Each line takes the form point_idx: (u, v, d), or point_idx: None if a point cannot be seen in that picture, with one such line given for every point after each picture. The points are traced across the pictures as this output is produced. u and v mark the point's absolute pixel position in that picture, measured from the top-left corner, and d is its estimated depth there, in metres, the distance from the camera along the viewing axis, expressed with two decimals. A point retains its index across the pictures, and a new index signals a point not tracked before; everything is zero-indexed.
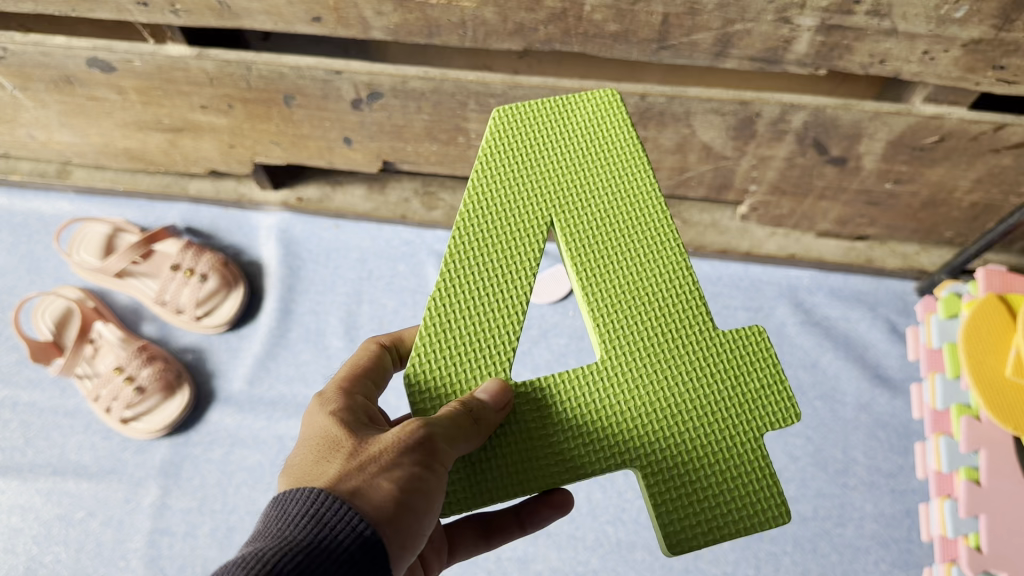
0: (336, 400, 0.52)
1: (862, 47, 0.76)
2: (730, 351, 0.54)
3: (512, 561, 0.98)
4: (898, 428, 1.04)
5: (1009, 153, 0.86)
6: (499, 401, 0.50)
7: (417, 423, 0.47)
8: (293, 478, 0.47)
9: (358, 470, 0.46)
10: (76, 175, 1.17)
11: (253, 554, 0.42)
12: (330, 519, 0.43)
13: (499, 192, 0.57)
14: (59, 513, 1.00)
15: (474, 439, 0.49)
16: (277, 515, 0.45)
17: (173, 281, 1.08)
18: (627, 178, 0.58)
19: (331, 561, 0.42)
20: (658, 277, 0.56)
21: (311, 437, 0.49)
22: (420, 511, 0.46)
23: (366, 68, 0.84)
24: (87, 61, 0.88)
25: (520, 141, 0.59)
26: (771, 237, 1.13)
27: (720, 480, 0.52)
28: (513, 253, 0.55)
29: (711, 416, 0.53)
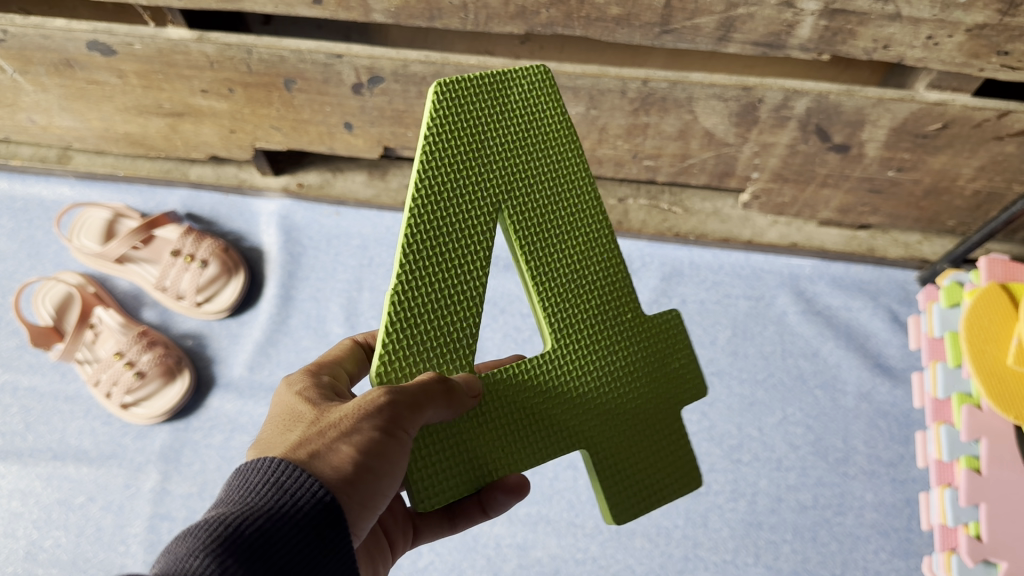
0: (304, 379, 0.54)
1: (866, 32, 0.75)
2: (656, 338, 0.59)
3: (512, 548, 0.98)
4: (898, 418, 1.04)
5: (1012, 141, 0.85)
6: (472, 387, 0.51)
7: (379, 390, 0.47)
8: (258, 448, 0.48)
9: (319, 435, 0.47)
10: (77, 160, 1.17)
11: (215, 519, 0.41)
12: (290, 485, 0.43)
13: (446, 175, 0.53)
14: (60, 498, 1.00)
15: (439, 408, 0.48)
16: (238, 483, 0.44)
17: (173, 266, 1.08)
18: (563, 166, 0.57)
19: (292, 526, 0.42)
20: (595, 269, 0.58)
21: (277, 414, 0.51)
22: (381, 473, 0.46)
23: (367, 52, 0.84)
24: (87, 44, 0.88)
25: (462, 119, 0.54)
26: (773, 225, 1.13)
27: (651, 456, 0.57)
28: (468, 241, 0.53)
29: (643, 397, 0.57)
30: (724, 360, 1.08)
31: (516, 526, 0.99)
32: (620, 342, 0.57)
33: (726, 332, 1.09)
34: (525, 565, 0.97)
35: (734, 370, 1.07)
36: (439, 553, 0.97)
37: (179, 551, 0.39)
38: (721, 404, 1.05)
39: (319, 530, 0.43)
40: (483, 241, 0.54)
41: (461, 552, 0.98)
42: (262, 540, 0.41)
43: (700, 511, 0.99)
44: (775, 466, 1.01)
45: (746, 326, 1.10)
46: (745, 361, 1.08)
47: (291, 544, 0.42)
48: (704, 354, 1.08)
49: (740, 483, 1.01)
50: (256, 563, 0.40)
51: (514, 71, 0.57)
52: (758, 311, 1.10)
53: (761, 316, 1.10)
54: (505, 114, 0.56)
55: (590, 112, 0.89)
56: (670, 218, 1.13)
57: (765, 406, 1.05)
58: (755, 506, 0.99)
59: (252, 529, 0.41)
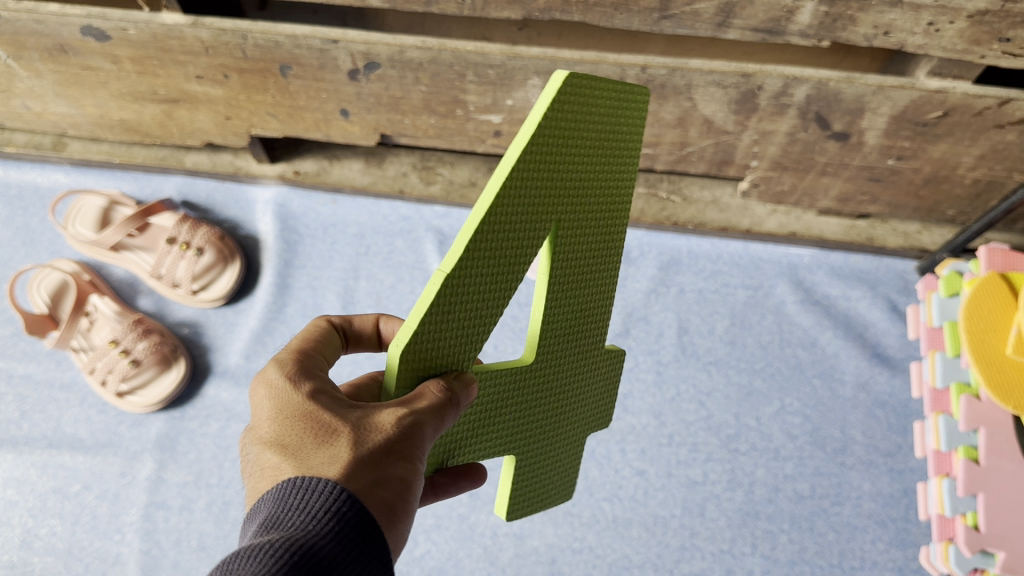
0: (297, 376, 0.49)
1: (866, 18, 0.75)
2: (598, 370, 0.62)
3: (509, 537, 0.98)
4: (896, 407, 1.03)
5: (1013, 129, 0.85)
6: (467, 385, 0.50)
7: (407, 409, 0.46)
8: (288, 458, 0.44)
9: (370, 456, 0.44)
10: (71, 147, 1.17)
11: (278, 543, 0.39)
12: (348, 511, 0.41)
13: (533, 182, 0.48)
14: (55, 486, 0.99)
15: (449, 423, 0.49)
16: (291, 506, 0.41)
17: (169, 254, 1.07)
18: (617, 200, 0.55)
19: (351, 557, 0.40)
20: (593, 298, 0.58)
21: (289, 419, 0.46)
22: (416, 494, 0.46)
23: (363, 37, 0.83)
24: (81, 29, 0.87)
25: (569, 124, 0.48)
26: (772, 214, 1.12)
27: (551, 470, 0.62)
28: (518, 251, 0.49)
29: (568, 418, 0.61)
30: (721, 349, 1.07)
31: (513, 515, 0.99)
32: (579, 364, 0.60)
33: (724, 321, 1.09)
34: (522, 555, 0.97)
35: (731, 360, 1.07)
36: (435, 542, 0.97)
37: None
38: (718, 393, 1.05)
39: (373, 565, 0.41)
40: (535, 241, 0.50)
41: (458, 541, 0.97)
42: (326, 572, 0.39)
43: (697, 501, 0.99)
44: (772, 456, 1.01)
45: (744, 315, 1.09)
46: (743, 350, 1.07)
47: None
48: (702, 343, 1.08)
49: (737, 472, 1.01)
50: None
51: (624, 89, 0.52)
52: (756, 301, 1.10)
53: (759, 306, 1.10)
54: (605, 124, 0.51)
55: None
56: (669, 207, 1.13)
57: (763, 396, 1.05)
58: (752, 495, 0.99)
59: (317, 559, 0.39)
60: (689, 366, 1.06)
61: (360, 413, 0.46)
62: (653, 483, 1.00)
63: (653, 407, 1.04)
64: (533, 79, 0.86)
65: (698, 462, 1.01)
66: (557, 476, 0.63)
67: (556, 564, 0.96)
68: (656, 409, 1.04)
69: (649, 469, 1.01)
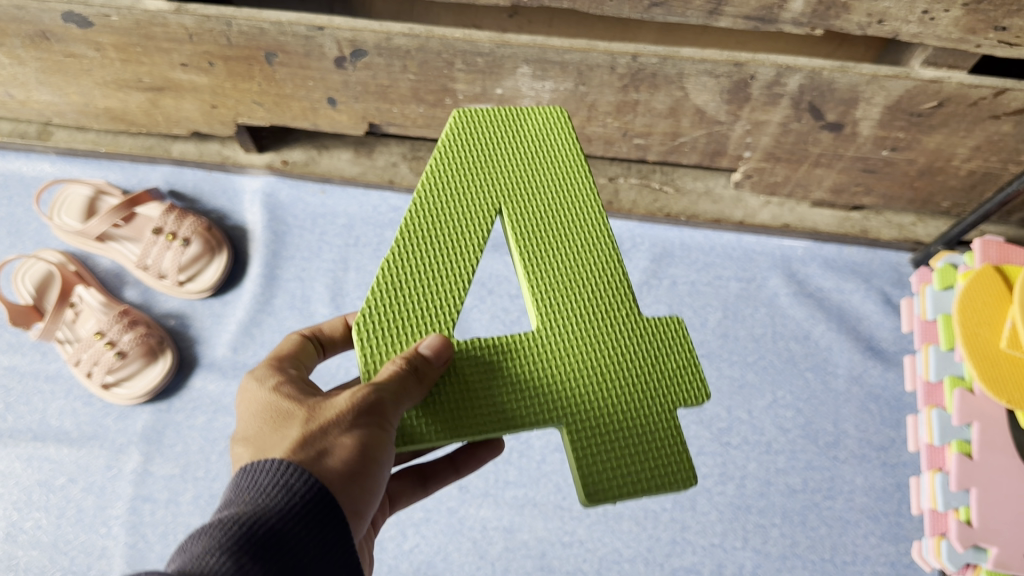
0: (272, 375, 0.54)
1: (860, 6, 0.74)
2: (651, 336, 0.56)
3: (499, 531, 0.97)
4: (890, 401, 1.03)
5: (1009, 120, 0.84)
6: (441, 354, 0.51)
7: (364, 386, 0.48)
8: (251, 447, 0.48)
9: (318, 433, 0.47)
10: (57, 136, 1.15)
11: (228, 517, 0.42)
12: (298, 486, 0.44)
13: (452, 182, 0.58)
14: (40, 479, 0.98)
15: (419, 392, 0.50)
16: (246, 484, 0.45)
17: (155, 245, 1.05)
18: (571, 182, 0.60)
19: (300, 525, 0.44)
20: (591, 265, 0.57)
21: (257, 412, 0.50)
22: (380, 462, 0.48)
23: (349, 24, 0.82)
24: (63, 16, 0.85)
25: (478, 140, 0.60)
26: (765, 206, 1.11)
27: (631, 449, 0.53)
28: (463, 232, 0.56)
29: (630, 389, 0.55)
30: (714, 342, 1.06)
31: (502, 508, 0.98)
32: (614, 329, 0.56)
33: (717, 314, 1.08)
34: (511, 548, 0.96)
35: (724, 353, 1.06)
36: (424, 536, 0.96)
37: (195, 549, 0.40)
38: (711, 386, 1.04)
39: (325, 533, 0.45)
40: (475, 222, 0.57)
41: (447, 534, 0.97)
42: (275, 540, 0.42)
43: (688, 494, 0.98)
44: (764, 450, 1.00)
45: (737, 308, 1.08)
46: (736, 343, 1.06)
47: (301, 546, 0.43)
48: (694, 336, 1.06)
49: (729, 466, 1.00)
50: (269, 562, 0.41)
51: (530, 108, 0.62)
52: (749, 293, 1.09)
53: (752, 298, 1.09)
54: (520, 133, 0.61)
55: (578, 88, 0.87)
56: (662, 198, 1.11)
57: (755, 388, 1.04)
58: (744, 489, 0.98)
59: (265, 528, 0.42)
60: None
61: (322, 401, 0.50)
62: None
63: None
64: (522, 67, 0.85)
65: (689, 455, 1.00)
66: (652, 455, 0.53)
67: (546, 558, 0.95)
68: None
69: None
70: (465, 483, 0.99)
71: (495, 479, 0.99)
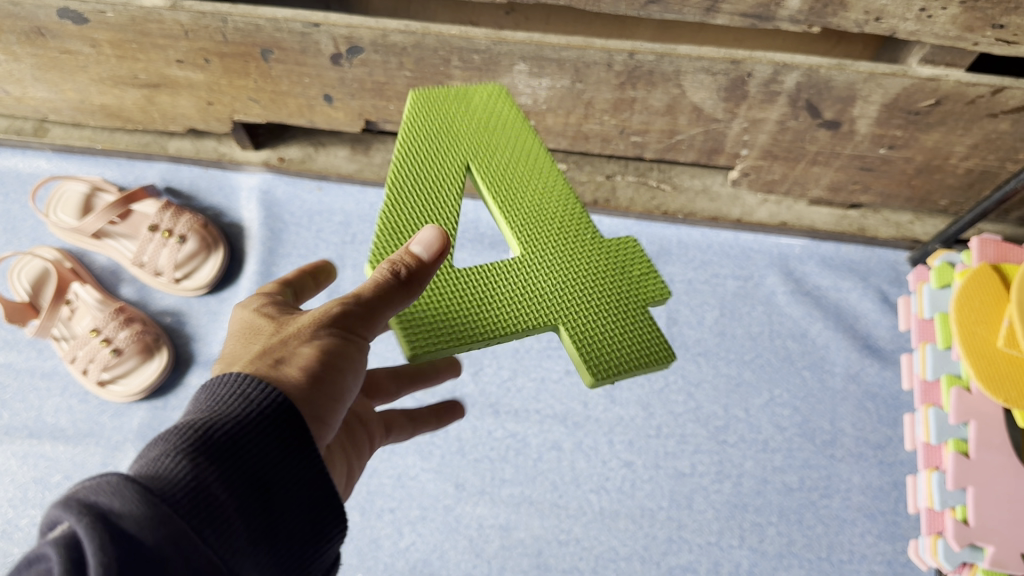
0: (257, 300, 0.56)
1: (857, 4, 0.73)
2: (610, 250, 0.61)
3: (495, 529, 0.97)
4: (887, 399, 1.02)
5: (1006, 118, 0.83)
6: (431, 253, 0.51)
7: (335, 301, 0.51)
8: (222, 363, 0.50)
9: (281, 343, 0.49)
10: (53, 133, 1.14)
11: (186, 424, 0.42)
12: (256, 395, 0.44)
13: (418, 150, 0.62)
14: (36, 476, 0.98)
15: (401, 301, 0.51)
16: (208, 397, 0.45)
17: (151, 242, 1.05)
18: (515, 136, 0.65)
19: (259, 431, 0.43)
20: (549, 203, 0.62)
21: (237, 331, 0.53)
22: (349, 368, 0.49)
23: (345, 21, 0.81)
24: (58, 12, 0.85)
25: (434, 112, 0.64)
26: (763, 204, 1.11)
27: (614, 338, 0.57)
28: (439, 190, 0.60)
29: (605, 293, 0.59)
30: (711, 340, 1.06)
31: (499, 506, 0.98)
32: (578, 247, 0.61)
33: (714, 312, 1.08)
34: (507, 546, 0.96)
35: (721, 351, 1.05)
36: (421, 534, 0.96)
37: (151, 453, 0.40)
38: (708, 384, 1.04)
39: (286, 437, 0.44)
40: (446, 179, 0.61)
41: (443, 532, 0.96)
42: (232, 445, 0.41)
43: (685, 493, 0.98)
44: (761, 448, 1.00)
45: (734, 306, 1.08)
46: (733, 342, 1.06)
47: (261, 450, 0.42)
48: (691, 334, 1.06)
49: (726, 464, 1.00)
50: (226, 464, 0.41)
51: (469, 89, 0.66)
52: (746, 291, 1.09)
53: (749, 296, 1.08)
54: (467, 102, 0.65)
55: (575, 85, 0.87)
56: (659, 195, 1.11)
57: (752, 387, 1.04)
58: (740, 488, 0.98)
59: (220, 434, 0.42)
60: (677, 357, 1.05)
61: (292, 318, 0.52)
62: (641, 475, 0.99)
63: (642, 398, 1.03)
64: (519, 64, 0.85)
65: (686, 453, 1.00)
66: (634, 339, 0.58)
67: (542, 556, 0.95)
68: (645, 400, 1.03)
69: (636, 461, 1.00)
70: (462, 481, 0.99)
71: (492, 477, 0.99)
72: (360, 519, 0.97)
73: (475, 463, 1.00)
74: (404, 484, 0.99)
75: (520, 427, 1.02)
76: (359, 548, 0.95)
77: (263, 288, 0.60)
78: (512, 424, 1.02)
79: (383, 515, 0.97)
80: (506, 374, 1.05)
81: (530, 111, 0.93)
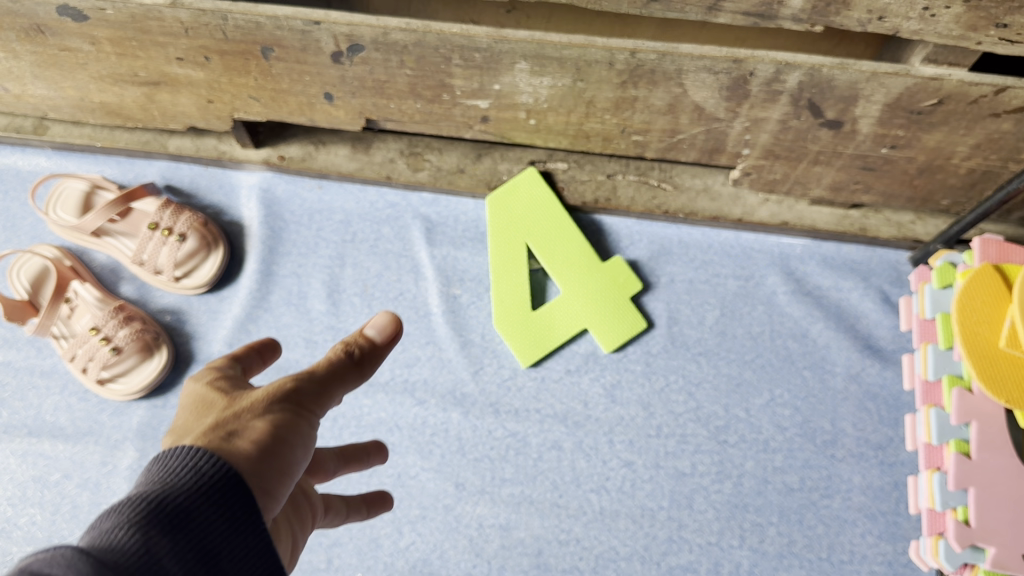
0: (209, 369, 0.56)
1: (860, 3, 0.73)
2: None
3: (495, 529, 0.96)
4: (888, 400, 1.02)
5: (1009, 118, 0.83)
6: (386, 333, 0.57)
7: (287, 378, 0.54)
8: (175, 436, 0.51)
9: (233, 417, 0.50)
10: (53, 130, 1.13)
11: (137, 496, 0.43)
12: (207, 469, 0.46)
13: None
14: (35, 475, 0.99)
15: (356, 379, 0.56)
16: (158, 469, 0.46)
17: (151, 240, 1.05)
18: None
19: (208, 505, 0.44)
20: None
21: (187, 403, 0.53)
22: (302, 446, 0.52)
23: (346, 19, 0.81)
24: (58, 9, 0.85)
25: None
26: (764, 204, 1.09)
27: None
28: None
29: None
30: (712, 340, 1.06)
31: (499, 506, 0.97)
32: None
33: (715, 312, 1.07)
34: (507, 546, 0.96)
35: (721, 351, 1.05)
36: (421, 533, 0.96)
37: (103, 526, 0.41)
38: (708, 384, 1.03)
39: (233, 511, 0.45)
40: None
41: (444, 532, 0.96)
42: (181, 519, 0.43)
43: (685, 493, 0.98)
44: (761, 448, 1.00)
45: (735, 306, 1.08)
46: (733, 341, 1.06)
47: (208, 523, 0.44)
48: (692, 334, 1.06)
49: (726, 464, 1.00)
50: (176, 534, 0.42)
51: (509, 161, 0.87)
52: (747, 291, 1.08)
53: (750, 296, 1.08)
54: None
55: (576, 84, 0.87)
56: (660, 195, 1.09)
57: (753, 386, 1.03)
58: (741, 488, 0.98)
59: (171, 507, 0.43)
60: (678, 357, 1.05)
61: (243, 392, 0.53)
62: (641, 475, 0.99)
63: (642, 398, 1.03)
64: (520, 63, 0.84)
65: (686, 453, 1.00)
66: None
67: (542, 556, 0.95)
68: (645, 400, 1.03)
69: (637, 461, 1.00)
70: (462, 480, 0.99)
71: (492, 476, 0.99)
72: (360, 518, 0.97)
73: (475, 462, 1.00)
74: (404, 483, 0.99)
75: (520, 427, 1.01)
76: (359, 548, 0.96)
77: (212, 362, 0.57)
78: (512, 424, 1.01)
79: (382, 515, 0.97)
80: (506, 374, 1.04)
81: (531, 109, 0.93)
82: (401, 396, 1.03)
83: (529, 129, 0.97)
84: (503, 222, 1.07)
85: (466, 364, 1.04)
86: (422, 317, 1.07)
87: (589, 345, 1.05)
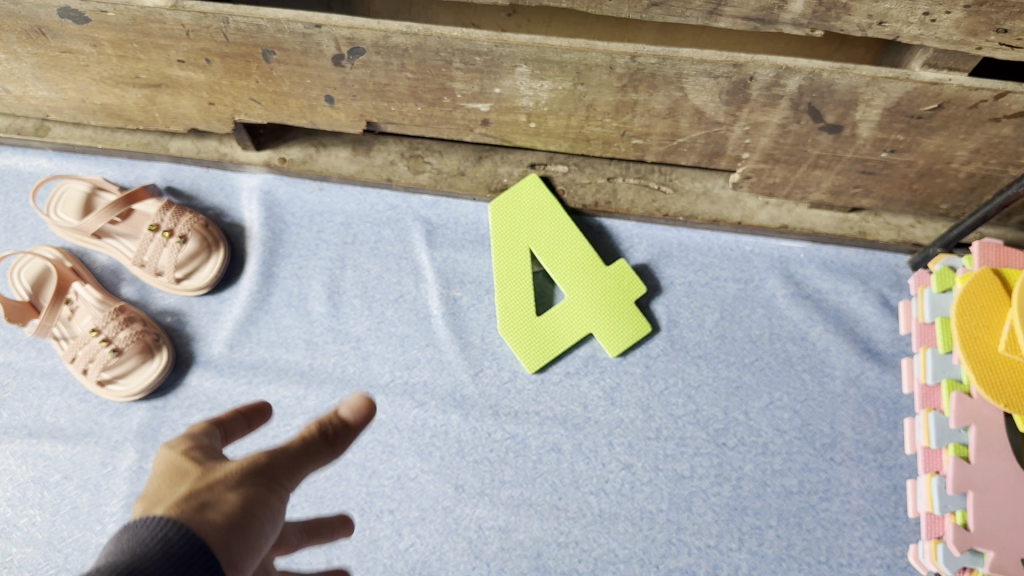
0: (183, 435, 0.55)
1: (860, 8, 0.73)
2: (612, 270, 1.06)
3: (495, 531, 0.97)
4: (887, 403, 1.03)
5: (1009, 122, 0.83)
6: (359, 413, 0.55)
7: (261, 453, 0.53)
8: (145, 505, 0.50)
9: (205, 488, 0.50)
10: (54, 132, 1.13)
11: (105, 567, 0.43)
12: (173, 537, 0.46)
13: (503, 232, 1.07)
14: (35, 475, 0.99)
15: (329, 455, 0.54)
16: (127, 536, 0.46)
17: (151, 242, 1.04)
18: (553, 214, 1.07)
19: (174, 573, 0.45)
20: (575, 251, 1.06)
21: (156, 470, 0.52)
22: (271, 520, 0.51)
23: (347, 22, 0.81)
24: (59, 11, 0.85)
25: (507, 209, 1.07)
26: (763, 207, 1.09)
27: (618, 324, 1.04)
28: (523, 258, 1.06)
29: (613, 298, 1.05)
30: (711, 342, 1.06)
31: (498, 508, 0.98)
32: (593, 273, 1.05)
33: (714, 315, 1.08)
34: (507, 548, 0.96)
35: (720, 353, 1.05)
36: (420, 535, 0.96)
37: None
38: (707, 387, 1.04)
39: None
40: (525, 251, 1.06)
41: (443, 534, 0.96)
42: None
43: (684, 495, 0.98)
44: (760, 451, 1.00)
45: (734, 309, 1.08)
46: (732, 344, 1.06)
47: None
48: (691, 337, 1.06)
49: (725, 467, 1.00)
50: None
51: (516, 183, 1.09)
52: (746, 294, 1.09)
53: (749, 299, 1.08)
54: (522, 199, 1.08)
55: (577, 87, 0.87)
56: (659, 198, 1.09)
57: (752, 389, 1.04)
58: (740, 490, 0.98)
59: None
60: (677, 360, 1.05)
61: (216, 461, 0.53)
62: (640, 478, 0.99)
63: (642, 400, 1.03)
64: (521, 66, 0.85)
65: (685, 456, 1.00)
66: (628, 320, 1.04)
67: (541, 558, 0.95)
68: (644, 403, 1.03)
69: (636, 463, 1.00)
70: (461, 482, 0.99)
71: (491, 479, 0.99)
72: (359, 520, 0.97)
73: (475, 464, 1.00)
74: (403, 485, 0.99)
75: (520, 429, 1.01)
76: (359, 550, 0.96)
77: (190, 429, 0.56)
78: (511, 426, 1.02)
79: (382, 516, 0.97)
80: (505, 376, 1.04)
81: (531, 112, 0.93)
82: (401, 398, 1.03)
83: (529, 133, 0.97)
84: (506, 227, 1.07)
85: (466, 366, 1.04)
86: (422, 319, 1.07)
87: (588, 348, 1.06)
